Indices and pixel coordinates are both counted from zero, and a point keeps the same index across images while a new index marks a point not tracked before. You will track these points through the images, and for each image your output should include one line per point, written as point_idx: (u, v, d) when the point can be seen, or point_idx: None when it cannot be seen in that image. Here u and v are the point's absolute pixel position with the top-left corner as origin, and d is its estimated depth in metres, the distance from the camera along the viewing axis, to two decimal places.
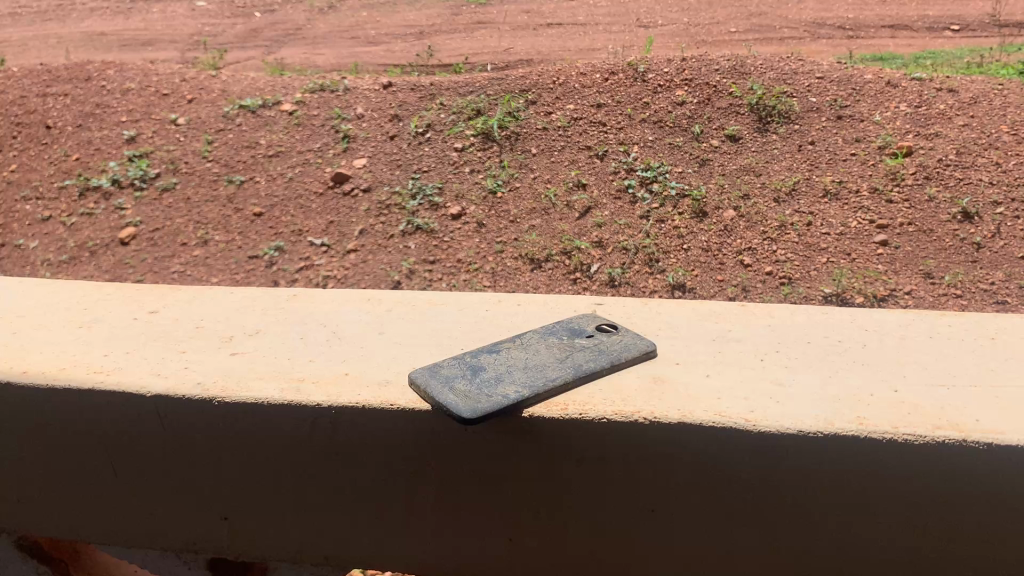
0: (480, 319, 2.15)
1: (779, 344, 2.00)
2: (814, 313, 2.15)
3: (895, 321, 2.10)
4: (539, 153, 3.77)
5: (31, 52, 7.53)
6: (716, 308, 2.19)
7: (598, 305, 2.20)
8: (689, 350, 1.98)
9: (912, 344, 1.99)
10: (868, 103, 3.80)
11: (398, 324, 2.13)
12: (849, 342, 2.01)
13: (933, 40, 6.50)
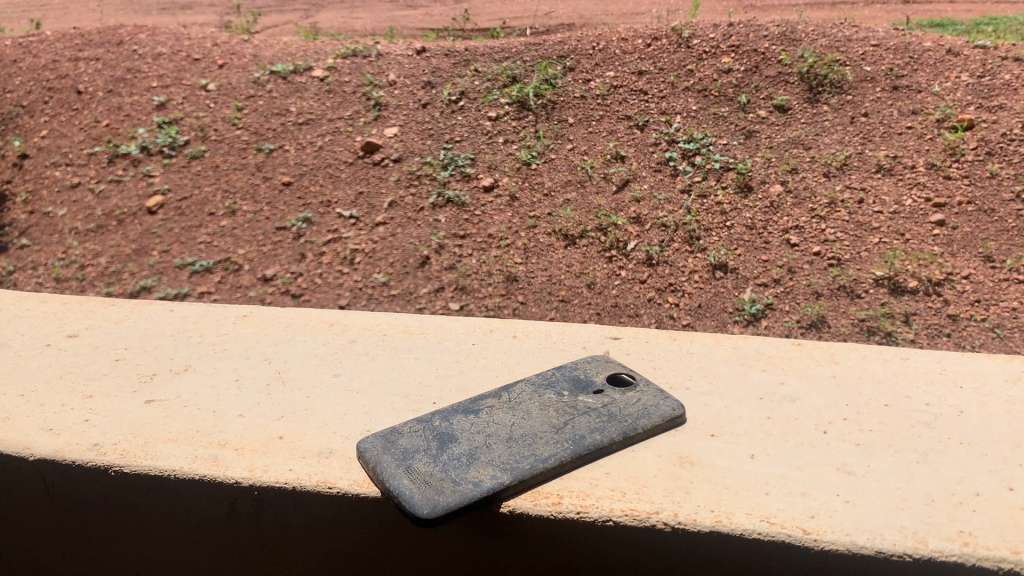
0: (451, 379, 2.12)
1: (846, 415, 1.94)
2: (893, 379, 2.08)
3: (992, 391, 2.02)
4: (576, 123, 3.62)
5: (71, 15, 7.47)
6: (763, 354, 2.21)
7: (613, 339, 2.29)
8: (733, 417, 1.95)
9: (1013, 422, 1.90)
10: (927, 72, 3.57)
11: (356, 370, 2.18)
12: (936, 412, 1.95)
13: (994, 6, 6.22)
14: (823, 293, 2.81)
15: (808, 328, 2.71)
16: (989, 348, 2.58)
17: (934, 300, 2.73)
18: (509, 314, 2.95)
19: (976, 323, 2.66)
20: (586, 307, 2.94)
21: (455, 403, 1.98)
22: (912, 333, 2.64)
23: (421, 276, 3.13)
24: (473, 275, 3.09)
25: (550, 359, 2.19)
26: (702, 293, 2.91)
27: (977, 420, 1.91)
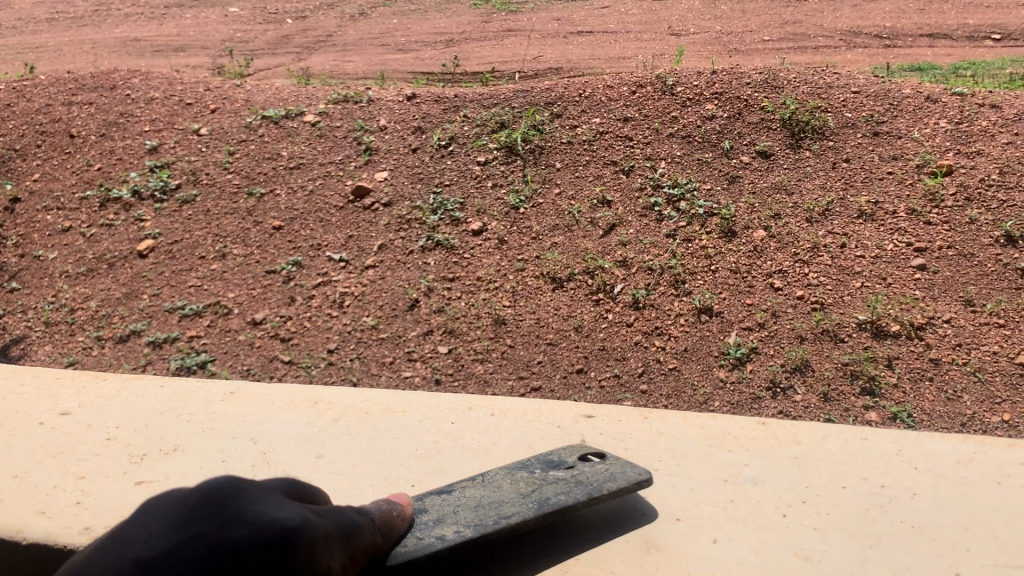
0: (433, 456, 2.20)
1: (806, 499, 2.00)
2: (854, 456, 2.15)
3: (949, 469, 2.09)
4: (563, 167, 3.68)
5: (65, 58, 7.55)
6: (728, 430, 2.27)
7: (586, 418, 2.35)
8: (698, 500, 2.01)
9: (967, 503, 1.97)
10: (906, 118, 3.65)
11: (337, 452, 2.22)
12: (892, 493, 2.01)
13: (974, 50, 6.36)
14: (807, 336, 2.84)
15: (793, 372, 2.74)
16: (971, 392, 2.62)
17: (916, 344, 2.77)
18: (497, 358, 2.98)
19: (958, 366, 2.69)
20: (574, 350, 2.96)
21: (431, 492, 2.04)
22: (895, 377, 2.68)
23: (410, 319, 3.16)
24: (462, 318, 3.12)
25: (526, 441, 2.25)
26: (688, 336, 2.93)
27: (934, 504, 1.97)
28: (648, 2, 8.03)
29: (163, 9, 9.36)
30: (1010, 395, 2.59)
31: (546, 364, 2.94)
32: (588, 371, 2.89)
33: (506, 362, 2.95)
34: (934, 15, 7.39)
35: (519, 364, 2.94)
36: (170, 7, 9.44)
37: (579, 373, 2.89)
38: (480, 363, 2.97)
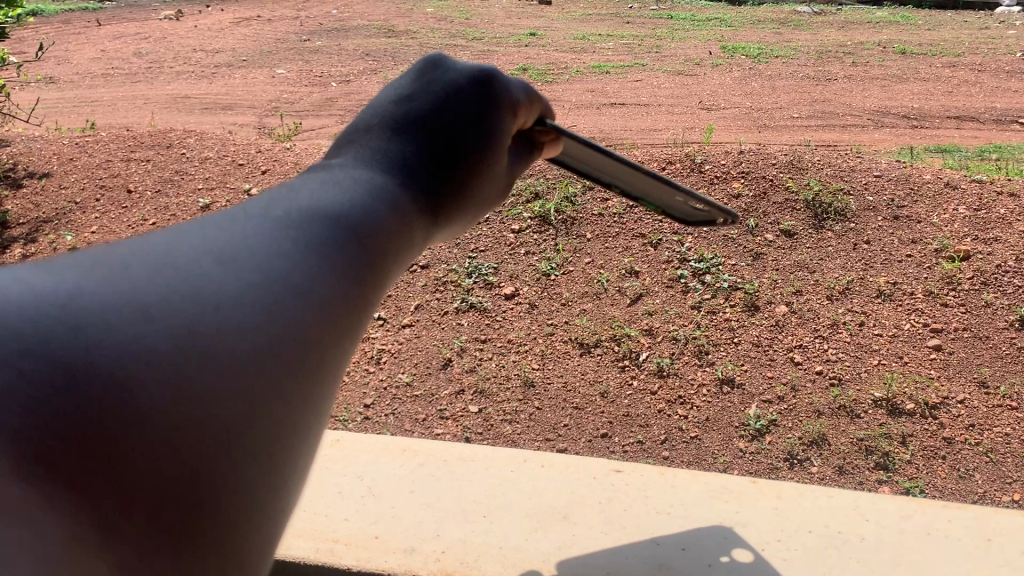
0: (499, 483, 2.49)
1: (782, 537, 2.25)
2: (822, 501, 2.40)
3: (898, 514, 2.34)
4: (594, 238, 3.85)
5: (120, 112, 7.92)
6: (724, 481, 2.48)
7: (616, 473, 2.53)
8: (698, 534, 2.25)
9: (910, 542, 2.24)
10: (925, 204, 3.80)
11: (428, 486, 2.48)
12: (846, 536, 2.26)
13: (999, 134, 6.52)
14: (824, 411, 2.95)
15: (810, 445, 2.85)
16: (983, 471, 2.71)
17: (930, 423, 2.87)
18: (525, 418, 3.09)
19: (970, 446, 2.79)
20: (599, 415, 3.08)
21: (509, 534, 2.28)
22: (908, 454, 2.78)
23: (443, 377, 3.31)
24: (492, 378, 3.27)
25: (574, 486, 2.46)
26: (710, 407, 3.04)
27: (896, 548, 2.21)
28: (681, 77, 8.30)
29: (213, 69, 9.80)
30: (1020, 476, 2.68)
31: (572, 427, 3.04)
32: (612, 436, 2.99)
33: (534, 423, 3.07)
34: (962, 97, 7.58)
35: (546, 425, 3.06)
36: (221, 67, 9.87)
37: (603, 437, 2.99)
38: (509, 423, 3.08)
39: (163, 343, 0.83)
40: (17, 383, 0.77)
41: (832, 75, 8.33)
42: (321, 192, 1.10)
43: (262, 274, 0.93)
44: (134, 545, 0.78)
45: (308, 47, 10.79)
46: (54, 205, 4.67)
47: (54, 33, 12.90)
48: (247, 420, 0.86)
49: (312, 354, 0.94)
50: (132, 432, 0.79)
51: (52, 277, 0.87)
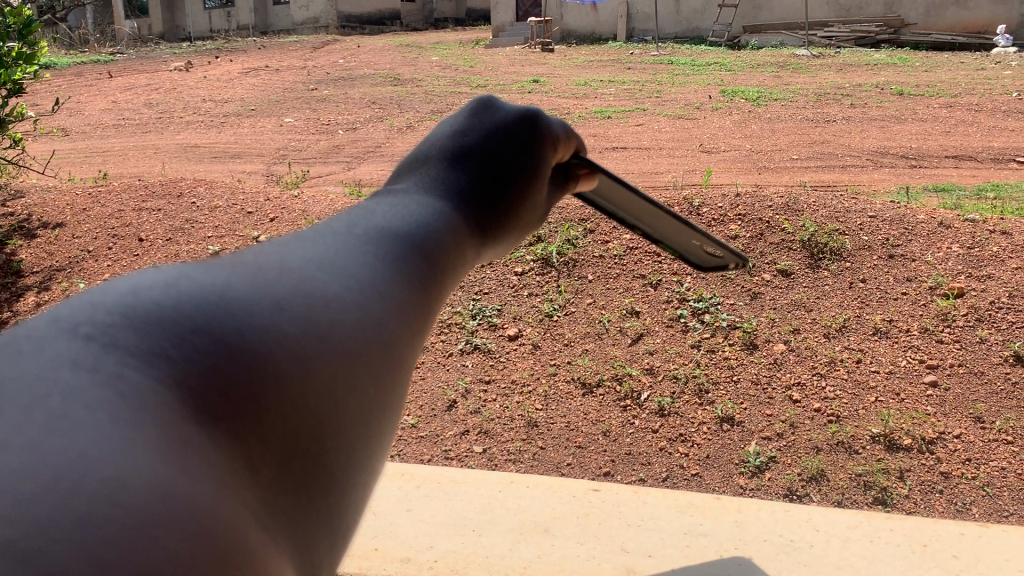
0: (487, 501, 2.57)
1: (739, 544, 2.31)
2: (778, 513, 2.48)
3: (845, 523, 2.42)
4: (595, 279, 3.93)
5: (131, 162, 8.10)
6: (691, 499, 2.56)
7: (594, 491, 2.61)
8: (663, 543, 2.32)
9: (854, 546, 2.31)
10: (920, 242, 3.87)
11: (423, 505, 2.55)
12: (796, 542, 2.32)
13: (997, 172, 6.62)
14: (822, 447, 3.00)
15: (809, 481, 2.89)
16: (979, 505, 2.75)
17: (927, 457, 2.92)
18: (529, 458, 3.14)
19: (967, 480, 2.83)
20: (601, 454, 3.13)
21: (495, 545, 2.34)
22: (906, 488, 2.82)
23: (447, 419, 3.37)
24: (496, 419, 3.32)
25: (553, 504, 2.53)
26: (710, 444, 3.09)
27: (841, 552, 2.28)
28: (682, 120, 8.46)
29: (223, 118, 10.02)
30: (1017, 509, 2.71)
31: (575, 465, 3.09)
32: (614, 474, 3.04)
33: (537, 463, 3.11)
34: (960, 136, 7.70)
35: (550, 464, 3.10)
36: (230, 116, 10.09)
37: (606, 475, 3.04)
38: (512, 462, 3.13)
39: (292, 329, 0.79)
40: (169, 347, 0.70)
41: (831, 117, 8.48)
42: (403, 209, 1.05)
43: (364, 282, 0.90)
44: (274, 525, 0.71)
45: (316, 96, 11.02)
46: (67, 253, 4.78)
47: (66, 86, 13.19)
48: (353, 419, 0.82)
49: (399, 365, 0.90)
50: (265, 412, 0.74)
51: (173, 269, 0.81)
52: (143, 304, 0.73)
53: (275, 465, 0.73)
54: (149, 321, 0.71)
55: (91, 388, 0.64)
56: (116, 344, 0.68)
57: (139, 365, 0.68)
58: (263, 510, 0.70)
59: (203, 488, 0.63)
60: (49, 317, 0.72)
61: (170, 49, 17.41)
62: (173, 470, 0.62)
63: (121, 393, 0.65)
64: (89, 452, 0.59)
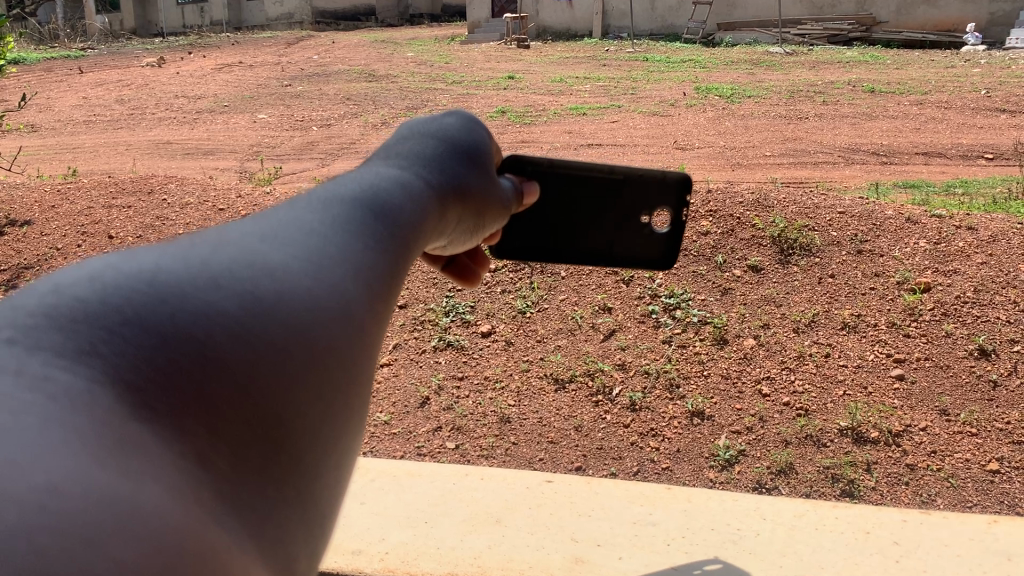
0: (443, 492, 2.57)
1: (687, 532, 2.34)
2: (727, 502, 2.51)
3: (790, 512, 2.45)
4: (568, 275, 3.94)
5: (103, 158, 8.03)
6: (643, 491, 2.57)
7: (547, 483, 2.62)
8: (613, 533, 2.35)
9: (798, 534, 2.34)
10: (888, 238, 3.91)
11: (376, 499, 2.55)
12: (743, 532, 2.34)
13: (966, 168, 6.73)
14: (791, 440, 3.03)
15: (778, 474, 2.92)
16: (944, 496, 2.80)
17: (893, 450, 2.96)
18: (502, 454, 3.15)
19: (932, 472, 2.88)
20: (573, 449, 3.14)
21: (446, 537, 2.34)
22: (872, 481, 2.86)
23: (420, 415, 3.37)
24: (469, 415, 3.33)
25: (505, 494, 2.55)
26: (681, 439, 3.10)
27: (786, 539, 2.31)
28: (656, 117, 8.50)
29: (196, 114, 9.95)
30: (979, 500, 2.77)
31: (547, 461, 3.10)
32: (586, 469, 3.05)
33: (510, 458, 3.12)
34: (929, 133, 7.81)
35: (522, 460, 3.11)
36: (203, 112, 10.03)
37: (577, 470, 3.06)
38: (485, 458, 3.13)
39: (231, 308, 0.64)
40: (97, 341, 0.59)
41: (803, 113, 8.56)
42: (361, 171, 0.88)
43: (316, 247, 0.74)
44: (239, 526, 0.60)
45: (290, 92, 10.97)
46: (36, 250, 4.73)
47: (36, 82, 13.04)
48: (314, 400, 0.67)
49: (367, 334, 0.74)
50: (213, 402, 0.61)
51: (100, 260, 0.68)
52: (67, 301, 0.61)
53: (231, 458, 0.61)
54: (74, 320, 0.60)
55: (14, 390, 0.54)
56: (40, 344, 0.58)
57: (68, 363, 0.57)
58: (225, 512, 0.59)
59: (149, 492, 0.54)
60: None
61: (143, 44, 17.27)
62: (115, 471, 0.53)
63: (50, 393, 0.55)
64: (15, 464, 0.50)
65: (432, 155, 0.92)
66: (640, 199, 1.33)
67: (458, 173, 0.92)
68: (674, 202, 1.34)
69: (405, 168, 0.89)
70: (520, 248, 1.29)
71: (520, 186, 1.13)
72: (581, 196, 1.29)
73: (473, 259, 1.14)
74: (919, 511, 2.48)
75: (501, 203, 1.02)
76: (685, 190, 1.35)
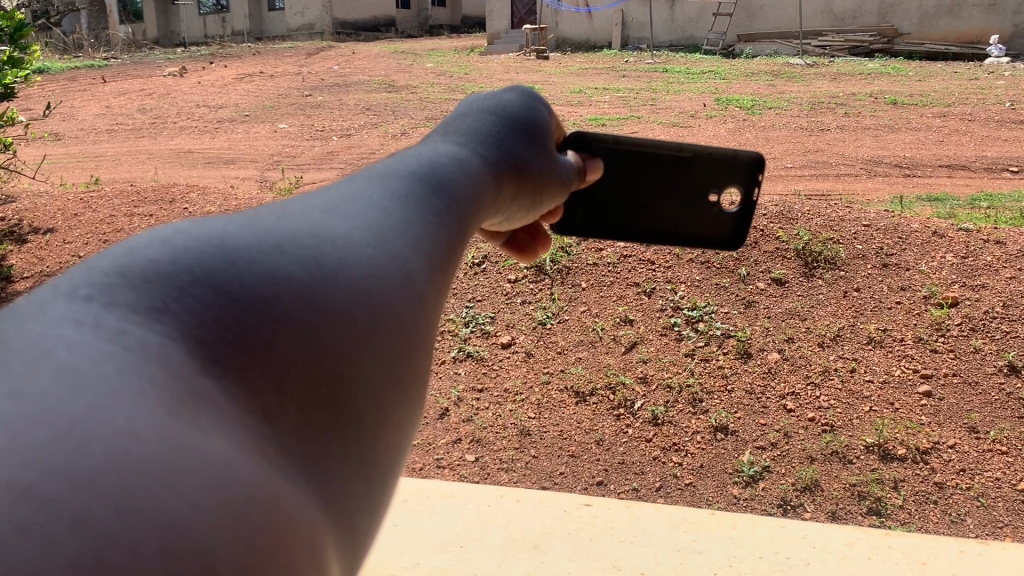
0: (481, 514, 2.54)
1: (733, 561, 2.30)
2: (774, 527, 2.48)
3: (841, 539, 2.41)
4: (589, 287, 3.91)
5: (124, 167, 8.07)
6: (687, 516, 2.54)
7: (586, 505, 2.59)
8: (657, 561, 2.30)
9: (851, 563, 2.30)
10: (914, 252, 3.85)
11: (408, 522, 2.51)
12: (793, 561, 2.30)
13: (991, 181, 6.63)
14: (817, 457, 2.98)
15: (803, 491, 2.87)
16: (974, 516, 2.75)
17: (921, 468, 2.91)
18: (522, 466, 3.12)
19: (961, 491, 2.83)
20: (595, 463, 3.10)
21: (483, 563, 2.30)
22: (900, 499, 2.82)
23: (440, 426, 3.35)
24: (489, 427, 3.30)
25: (544, 519, 2.51)
26: (704, 454, 3.06)
27: (837, 569, 2.27)
28: (676, 128, 8.45)
29: (216, 124, 10.00)
30: (1011, 520, 2.72)
31: (568, 475, 3.06)
32: (608, 483, 3.02)
33: (530, 472, 3.08)
34: (953, 145, 7.72)
35: (543, 473, 3.08)
36: (224, 122, 10.08)
37: (599, 485, 3.02)
38: (505, 471, 3.10)
39: (296, 272, 0.68)
40: (170, 300, 0.62)
41: (824, 126, 8.47)
42: (421, 147, 0.93)
43: (375, 217, 0.78)
44: (303, 479, 0.63)
45: (310, 102, 11.01)
46: (58, 257, 4.74)
47: (60, 91, 13.15)
48: (377, 361, 0.71)
49: (427, 302, 0.78)
50: (279, 359, 0.65)
51: (168, 226, 0.72)
52: (140, 262, 0.64)
53: (296, 414, 0.65)
54: (147, 278, 0.63)
55: (97, 343, 0.57)
56: (117, 302, 0.61)
57: (141, 320, 0.60)
58: (290, 466, 0.62)
59: (218, 443, 0.57)
60: (49, 284, 0.65)
61: (165, 55, 17.38)
62: (188, 423, 0.56)
63: (128, 346, 0.58)
64: (98, 406, 0.53)
65: (489, 133, 0.97)
66: (709, 178, 1.33)
67: (514, 151, 0.97)
68: (745, 181, 1.33)
69: (463, 145, 0.94)
70: (583, 224, 1.32)
71: (584, 163, 1.20)
72: (650, 172, 1.31)
73: (531, 235, 1.19)
74: (976, 541, 2.43)
75: (561, 179, 1.07)
76: (757, 170, 1.34)
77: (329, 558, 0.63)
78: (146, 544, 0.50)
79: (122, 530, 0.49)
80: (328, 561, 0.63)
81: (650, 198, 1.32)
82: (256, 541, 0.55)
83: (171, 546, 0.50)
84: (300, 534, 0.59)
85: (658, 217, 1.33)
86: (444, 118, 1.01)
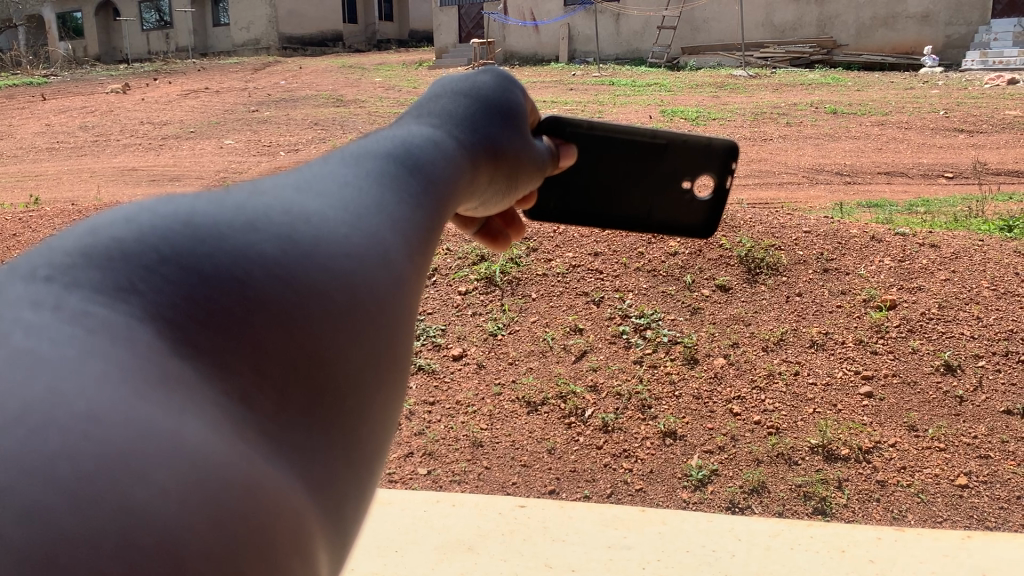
0: (415, 518, 2.54)
1: (662, 556, 2.33)
2: (702, 521, 2.53)
3: (765, 531, 2.46)
4: (539, 297, 3.93)
5: (65, 186, 7.91)
6: (617, 514, 2.57)
7: (520, 508, 2.61)
8: (588, 558, 2.33)
9: (774, 553, 2.34)
10: (854, 257, 3.95)
11: None
12: (720, 554, 2.34)
13: (927, 187, 6.83)
14: (763, 459, 3.03)
15: (750, 493, 2.92)
16: (914, 512, 2.83)
17: (864, 467, 2.98)
18: (474, 478, 3.12)
19: (903, 488, 2.91)
20: (546, 472, 3.12)
21: (417, 566, 2.30)
22: (844, 498, 2.89)
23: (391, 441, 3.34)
24: (440, 440, 3.30)
25: (478, 522, 2.52)
26: (654, 459, 3.10)
27: (763, 559, 2.31)
28: None
29: (160, 141, 9.87)
30: (949, 514, 2.81)
31: (520, 484, 3.08)
32: (559, 492, 3.03)
33: (482, 483, 3.09)
34: (892, 153, 7.94)
35: (495, 484, 3.08)
36: (169, 139, 9.95)
37: (551, 493, 3.03)
38: (457, 483, 3.10)
39: (268, 248, 0.68)
40: (136, 278, 0.61)
41: (767, 135, 8.65)
42: (396, 128, 0.94)
43: (348, 197, 0.78)
44: (283, 461, 0.63)
45: (257, 118, 10.93)
46: None
47: None
48: (355, 340, 0.71)
49: (404, 283, 0.79)
50: (255, 339, 0.64)
51: (131, 204, 0.71)
52: (103, 242, 0.63)
53: (274, 396, 0.65)
54: (112, 258, 0.62)
55: (56, 324, 0.56)
56: (78, 282, 0.60)
57: (106, 300, 0.60)
58: (268, 447, 0.62)
59: (190, 426, 0.57)
60: (9, 267, 0.64)
61: (106, 71, 17.06)
62: (155, 405, 0.56)
63: (90, 328, 0.57)
64: (59, 390, 0.52)
65: (463, 115, 0.98)
66: (683, 164, 1.35)
67: (488, 135, 0.98)
68: (717, 169, 1.35)
69: (438, 127, 0.95)
70: (554, 210, 1.35)
71: (557, 149, 1.21)
72: (623, 159, 1.34)
73: (505, 222, 1.21)
74: (895, 529, 2.50)
75: (535, 164, 1.08)
76: (730, 158, 1.36)
77: (314, 543, 0.64)
78: (105, 536, 0.50)
79: (77, 523, 0.49)
80: (311, 544, 0.63)
81: (623, 184, 1.35)
82: (227, 527, 0.55)
83: (131, 541, 0.50)
84: (282, 519, 0.60)
85: (629, 203, 1.36)
86: (420, 98, 1.02)
